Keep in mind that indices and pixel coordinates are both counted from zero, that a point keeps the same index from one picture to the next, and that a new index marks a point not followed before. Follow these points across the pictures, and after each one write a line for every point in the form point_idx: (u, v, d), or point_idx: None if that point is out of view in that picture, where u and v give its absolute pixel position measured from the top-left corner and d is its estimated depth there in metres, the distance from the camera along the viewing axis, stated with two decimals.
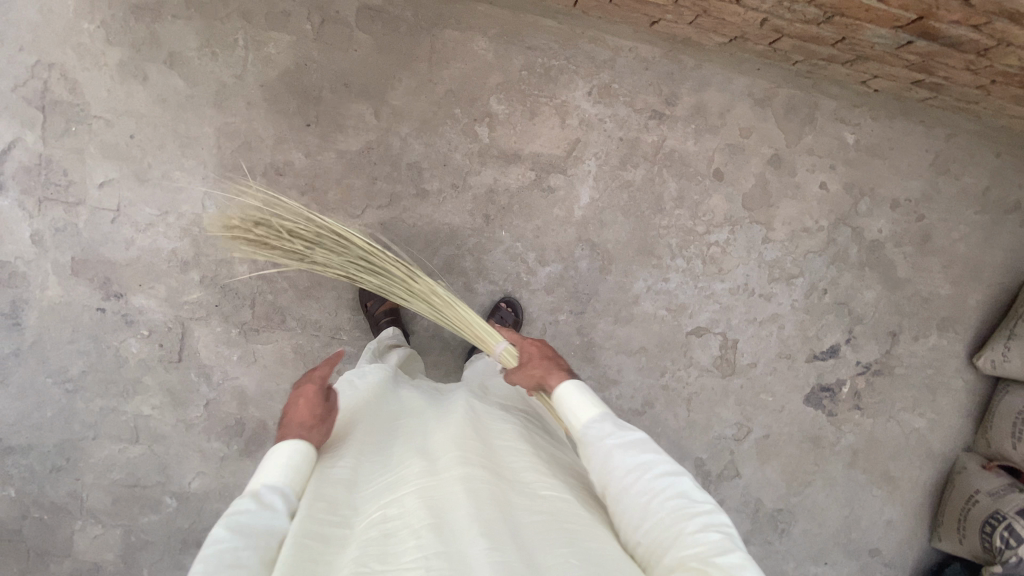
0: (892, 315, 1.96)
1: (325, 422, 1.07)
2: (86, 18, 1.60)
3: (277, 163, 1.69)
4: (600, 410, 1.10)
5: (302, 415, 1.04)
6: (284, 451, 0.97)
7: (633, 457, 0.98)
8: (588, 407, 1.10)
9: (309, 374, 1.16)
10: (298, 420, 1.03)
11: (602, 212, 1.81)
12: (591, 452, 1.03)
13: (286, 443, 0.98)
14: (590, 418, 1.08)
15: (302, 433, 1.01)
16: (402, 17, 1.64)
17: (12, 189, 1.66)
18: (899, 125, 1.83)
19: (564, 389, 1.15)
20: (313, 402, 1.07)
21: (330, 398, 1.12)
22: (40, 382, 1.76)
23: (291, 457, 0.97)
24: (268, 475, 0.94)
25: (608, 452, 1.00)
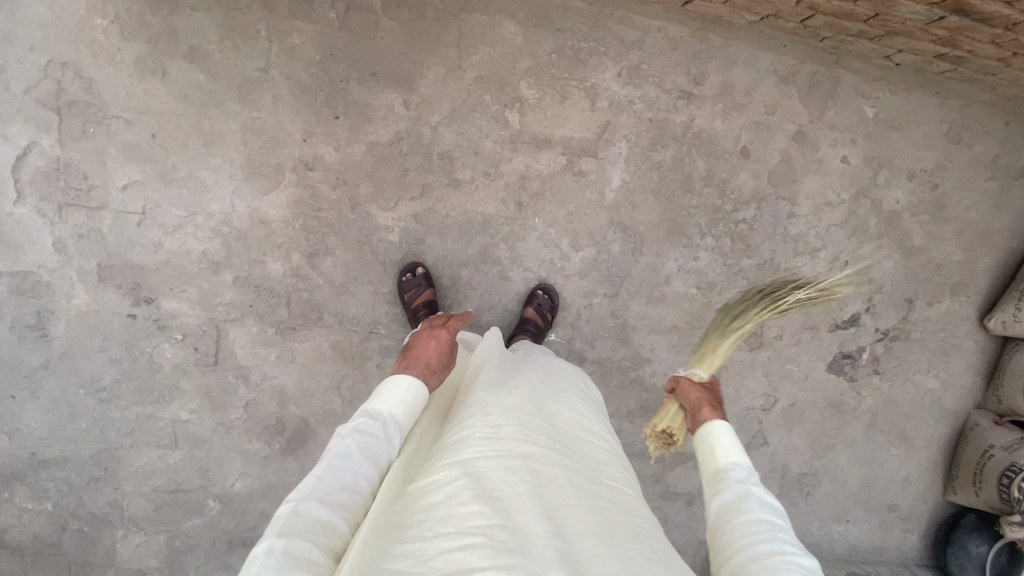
0: (909, 282, 2.04)
1: (443, 369, 1.17)
2: (99, 14, 1.53)
3: (307, 158, 1.66)
4: (744, 461, 1.07)
5: (429, 356, 1.15)
6: (409, 383, 1.06)
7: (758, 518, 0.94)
8: (734, 451, 1.09)
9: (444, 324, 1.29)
10: (425, 360, 1.13)
11: (633, 194, 1.82)
12: (725, 486, 1.02)
13: (411, 376, 1.07)
14: (736, 461, 1.07)
15: (426, 372, 1.12)
16: (429, 3, 1.61)
17: (30, 196, 1.60)
18: (916, 97, 1.87)
19: (715, 425, 1.12)
20: (441, 347, 1.19)
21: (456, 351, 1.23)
22: (72, 393, 1.72)
23: (410, 392, 1.05)
24: (390, 403, 1.02)
25: (734, 496, 0.99)
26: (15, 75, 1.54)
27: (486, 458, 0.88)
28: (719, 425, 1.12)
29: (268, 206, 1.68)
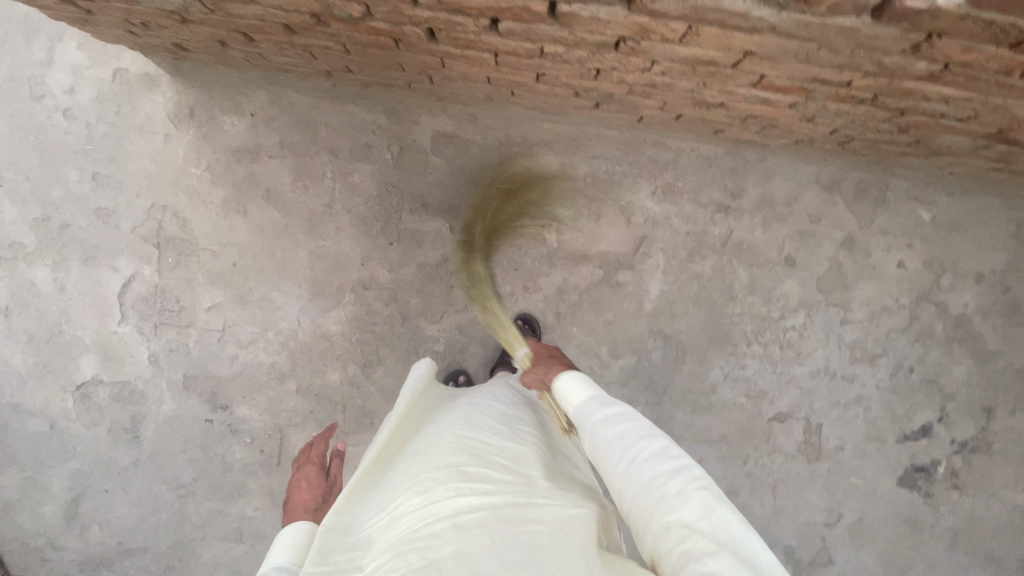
0: (987, 390, 1.87)
1: (326, 502, 1.08)
2: (194, 163, 1.79)
3: (364, 279, 1.82)
4: (592, 393, 1.06)
5: (305, 498, 1.05)
6: (289, 532, 0.94)
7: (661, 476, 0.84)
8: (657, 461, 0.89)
9: (308, 451, 1.18)
10: (303, 506, 1.03)
11: (673, 303, 1.83)
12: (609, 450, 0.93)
13: (292, 525, 0.97)
14: (584, 401, 1.04)
15: (309, 514, 1.01)
16: (473, 140, 1.75)
17: (132, 316, 1.84)
18: (978, 198, 1.77)
19: (561, 381, 1.11)
20: (313, 483, 1.10)
21: (331, 474, 1.14)
22: (156, 489, 1.91)
23: (296, 535, 0.93)
24: (279, 555, 0.89)
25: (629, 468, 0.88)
26: (125, 217, 1.81)
27: (417, 526, 0.84)
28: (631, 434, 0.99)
29: (329, 322, 1.84)
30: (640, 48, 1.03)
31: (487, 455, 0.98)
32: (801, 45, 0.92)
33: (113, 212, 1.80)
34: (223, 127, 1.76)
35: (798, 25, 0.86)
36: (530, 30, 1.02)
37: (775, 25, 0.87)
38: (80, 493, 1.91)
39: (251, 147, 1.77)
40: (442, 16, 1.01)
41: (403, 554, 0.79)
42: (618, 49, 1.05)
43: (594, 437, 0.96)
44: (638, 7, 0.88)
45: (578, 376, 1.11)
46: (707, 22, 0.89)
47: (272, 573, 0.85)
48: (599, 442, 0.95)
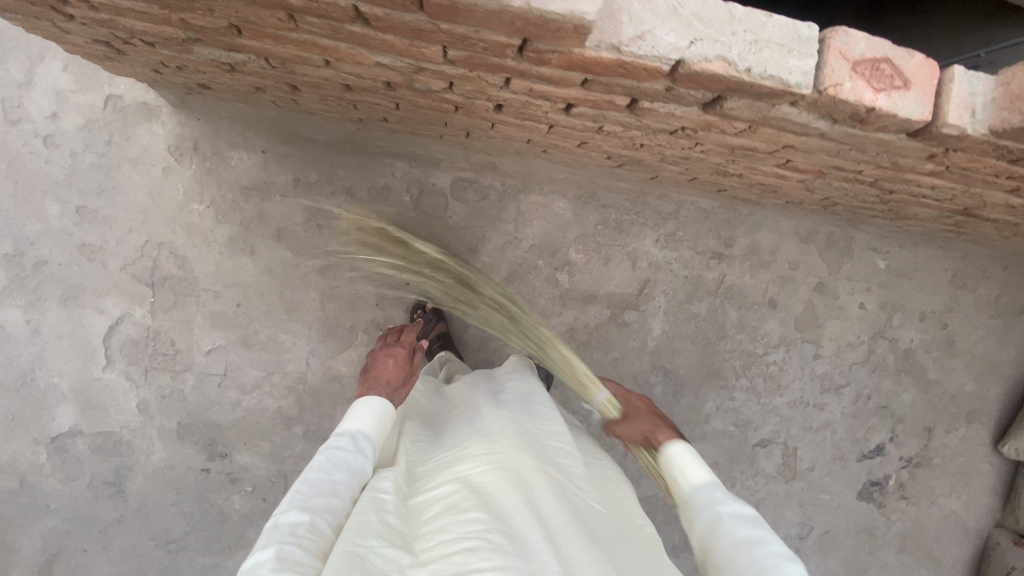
0: (926, 413, 2.17)
1: (405, 386, 1.20)
2: (196, 199, 1.69)
3: (378, 320, 1.81)
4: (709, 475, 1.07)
5: (390, 375, 1.17)
6: (374, 405, 1.08)
7: (740, 531, 0.93)
8: (698, 471, 1.08)
9: (399, 338, 1.31)
10: (386, 379, 1.16)
11: (673, 341, 1.97)
12: (700, 513, 1.00)
13: (374, 396, 1.10)
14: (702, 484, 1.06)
15: (389, 392, 1.14)
16: (491, 186, 1.82)
17: (118, 361, 1.70)
18: (922, 250, 2.07)
19: (677, 453, 1.12)
20: (400, 363, 1.21)
21: (414, 362, 1.26)
22: (143, 545, 1.77)
23: (378, 412, 1.07)
24: (363, 423, 1.04)
25: (721, 518, 0.97)
26: (114, 254, 1.67)
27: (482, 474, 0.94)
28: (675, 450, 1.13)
29: (341, 364, 1.80)
30: (695, 135, 1.14)
31: (540, 438, 1.09)
32: (838, 145, 1.07)
33: (100, 249, 1.67)
34: (230, 163, 1.69)
35: (845, 136, 1.00)
36: (601, 115, 1.10)
37: (825, 133, 1.00)
38: (52, 555, 1.74)
39: (261, 185, 1.70)
40: (521, 98, 1.06)
41: (472, 493, 0.90)
42: (674, 134, 1.15)
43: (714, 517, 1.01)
44: (713, 111, 0.98)
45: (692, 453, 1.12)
46: (769, 125, 1.01)
47: (358, 437, 1.00)
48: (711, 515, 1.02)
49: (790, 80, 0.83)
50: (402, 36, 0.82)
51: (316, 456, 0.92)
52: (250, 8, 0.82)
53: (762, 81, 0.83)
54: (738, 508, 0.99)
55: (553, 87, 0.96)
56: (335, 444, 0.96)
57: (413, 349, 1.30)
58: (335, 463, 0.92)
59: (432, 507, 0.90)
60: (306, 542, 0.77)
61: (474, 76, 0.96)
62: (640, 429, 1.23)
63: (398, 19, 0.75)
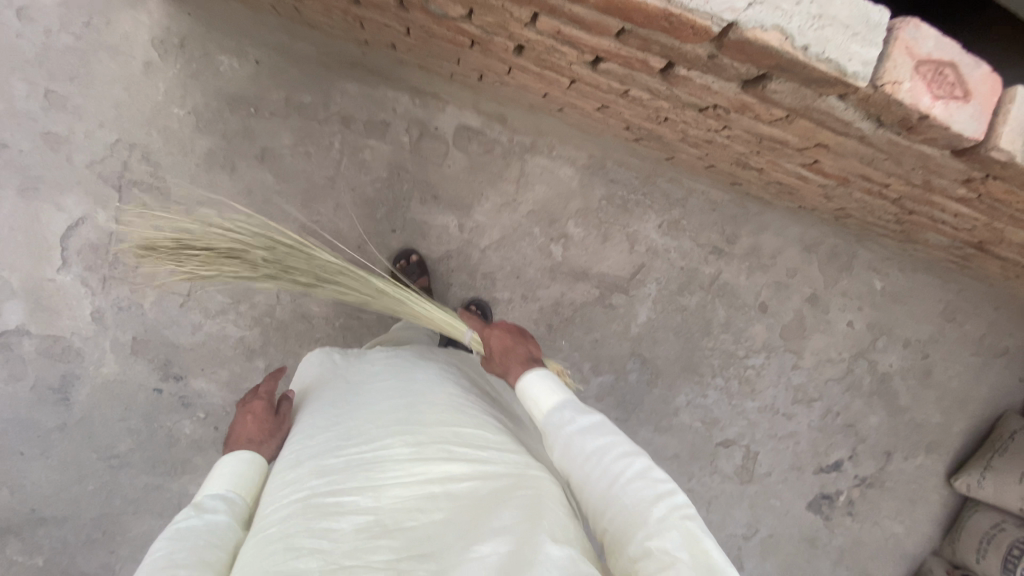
0: (889, 437, 2.20)
1: (275, 436, 1.11)
2: (176, 103, 1.55)
3: (358, 264, 1.72)
4: (562, 397, 1.00)
5: (250, 432, 1.09)
6: (229, 462, 1.02)
7: (594, 441, 0.91)
8: (552, 395, 1.00)
9: (256, 389, 1.20)
10: (245, 438, 1.08)
11: (656, 330, 1.93)
12: (553, 440, 0.95)
13: (232, 457, 1.04)
14: (556, 406, 0.98)
15: (252, 447, 1.07)
16: (498, 140, 1.70)
17: (75, 264, 1.60)
18: (921, 277, 2.04)
19: (527, 379, 1.03)
20: (260, 418, 1.12)
21: (281, 411, 1.16)
22: (84, 456, 1.72)
23: (237, 464, 1.03)
24: (216, 483, 0.99)
25: (570, 442, 0.92)
26: (80, 148, 1.55)
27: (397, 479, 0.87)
28: (534, 376, 1.03)
29: (313, 302, 1.71)
30: (727, 116, 1.05)
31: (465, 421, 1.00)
32: (875, 152, 1.00)
33: (66, 141, 1.54)
34: (218, 68, 1.54)
35: (888, 142, 0.93)
36: (629, 76, 1.00)
37: (867, 135, 0.93)
38: None
39: (250, 99, 1.57)
40: (546, 42, 0.95)
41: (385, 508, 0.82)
42: (704, 111, 1.06)
43: (566, 447, 0.92)
44: (753, 91, 0.89)
45: (547, 374, 1.03)
46: (808, 117, 0.93)
47: (209, 499, 0.95)
48: (576, 455, 0.91)
49: (848, 67, 0.75)
50: None
51: (162, 531, 0.84)
52: None
53: (818, 63, 0.75)
54: (585, 416, 0.95)
55: (584, 33, 0.86)
56: (184, 515, 0.89)
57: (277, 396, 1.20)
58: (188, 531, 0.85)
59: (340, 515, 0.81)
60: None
61: (498, 5, 0.85)
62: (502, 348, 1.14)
63: None
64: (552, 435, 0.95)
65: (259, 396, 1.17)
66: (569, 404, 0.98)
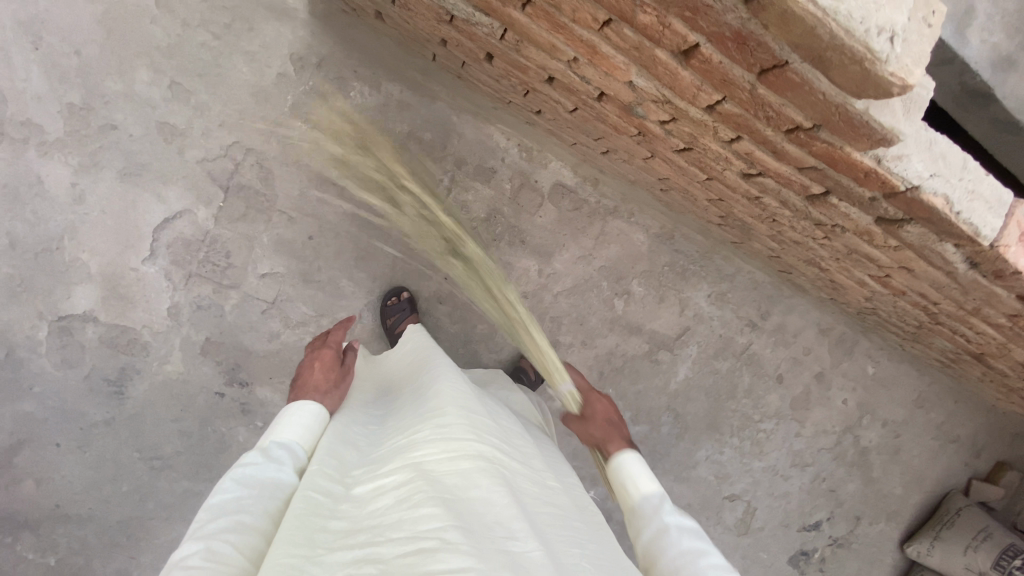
0: (860, 504, 2.47)
1: (337, 389, 1.07)
2: (302, 117, 1.59)
3: (441, 293, 1.80)
4: (656, 487, 1.09)
5: (316, 379, 1.05)
6: (296, 412, 0.96)
7: (687, 542, 0.96)
8: (648, 482, 1.09)
9: (325, 337, 1.18)
10: (314, 384, 1.03)
11: (691, 388, 2.12)
12: (647, 524, 1.02)
13: (306, 402, 0.98)
14: (650, 492, 1.07)
15: (318, 397, 1.01)
16: (587, 200, 1.86)
17: (163, 257, 1.57)
18: (903, 367, 2.37)
19: (624, 459, 1.12)
20: (327, 366, 1.09)
21: (345, 363, 1.14)
22: (124, 455, 1.63)
23: (306, 417, 0.95)
24: (286, 433, 0.92)
25: (660, 529, 0.99)
26: (195, 144, 1.54)
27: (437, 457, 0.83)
28: (631, 457, 1.13)
29: None
30: (838, 233, 1.27)
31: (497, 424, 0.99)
32: (950, 284, 1.25)
33: (183, 134, 1.53)
34: (349, 93, 1.60)
35: (972, 281, 1.17)
36: (776, 190, 1.19)
37: (956, 273, 1.16)
38: (16, 443, 1.56)
39: (374, 126, 1.64)
40: (723, 154, 1.13)
41: (425, 478, 0.78)
42: (820, 225, 1.28)
43: (655, 532, 0.99)
44: (884, 226, 1.11)
45: (641, 462, 1.13)
46: (916, 251, 1.16)
47: (277, 446, 0.88)
48: (662, 539, 0.97)
49: (982, 231, 0.97)
50: (701, 78, 0.85)
51: (228, 475, 0.79)
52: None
53: (962, 225, 0.96)
54: (682, 519, 1.02)
55: (773, 159, 1.04)
56: (246, 459, 0.83)
57: (343, 349, 1.18)
58: (252, 483, 0.80)
59: (382, 495, 0.78)
60: (220, 565, 0.67)
61: (710, 125, 1.01)
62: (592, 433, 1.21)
63: (724, 68, 0.79)
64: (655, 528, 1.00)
65: (327, 345, 1.15)
66: (661, 495, 1.07)
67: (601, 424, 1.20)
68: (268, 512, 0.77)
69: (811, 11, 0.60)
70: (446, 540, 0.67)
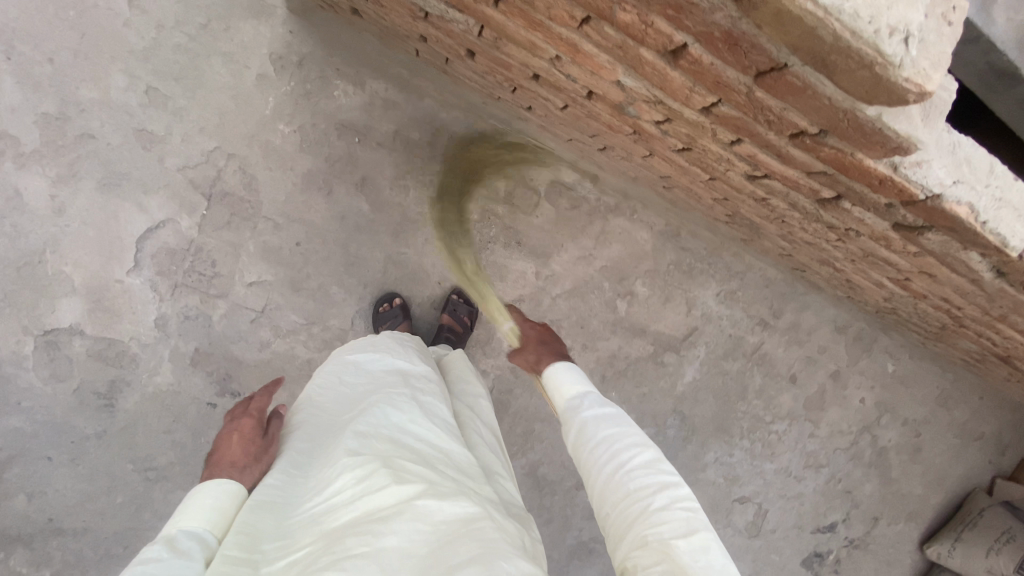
0: (878, 505, 2.38)
1: (264, 456, 0.93)
2: (283, 119, 1.53)
3: (435, 298, 1.74)
4: (587, 388, 1.08)
5: (234, 455, 0.90)
6: (208, 494, 0.83)
7: (606, 430, 0.97)
8: (574, 387, 1.08)
9: (247, 402, 1.02)
10: (230, 462, 0.89)
11: (699, 390, 2.04)
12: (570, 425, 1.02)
13: (217, 486, 0.84)
14: (577, 394, 1.06)
15: (235, 474, 0.87)
16: (586, 197, 1.77)
17: (147, 268, 1.53)
18: (925, 363, 2.25)
19: (553, 369, 1.12)
20: (248, 438, 0.94)
21: (272, 430, 0.99)
22: (119, 467, 1.62)
23: (216, 497, 0.83)
24: (192, 519, 0.79)
25: (586, 425, 0.99)
26: (175, 150, 1.49)
27: (355, 518, 0.74)
28: (563, 365, 1.12)
29: None
30: (852, 236, 1.17)
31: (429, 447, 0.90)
32: (976, 291, 1.14)
33: (161, 141, 1.48)
34: (332, 93, 1.54)
35: (1000, 289, 1.06)
36: (784, 193, 1.09)
37: (982, 281, 1.06)
38: (10, 457, 1.55)
39: (359, 127, 1.57)
40: (725, 156, 1.03)
41: (338, 552, 0.69)
42: (832, 228, 1.18)
43: (580, 432, 0.99)
44: (903, 233, 1.01)
45: (572, 369, 1.12)
46: (937, 258, 1.06)
47: (184, 537, 0.76)
48: (586, 439, 0.97)
49: (1011, 241, 0.87)
50: (693, 80, 0.76)
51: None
52: None
53: (989, 235, 0.86)
54: (603, 408, 1.02)
55: (778, 163, 0.94)
56: (146, 558, 0.71)
57: (270, 412, 1.02)
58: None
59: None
60: None
61: (707, 127, 0.92)
62: (527, 360, 1.21)
63: (717, 70, 0.70)
64: (579, 421, 1.00)
65: (249, 413, 0.99)
66: (590, 394, 1.06)
67: (535, 346, 1.22)
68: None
69: (810, 10, 0.51)
70: None
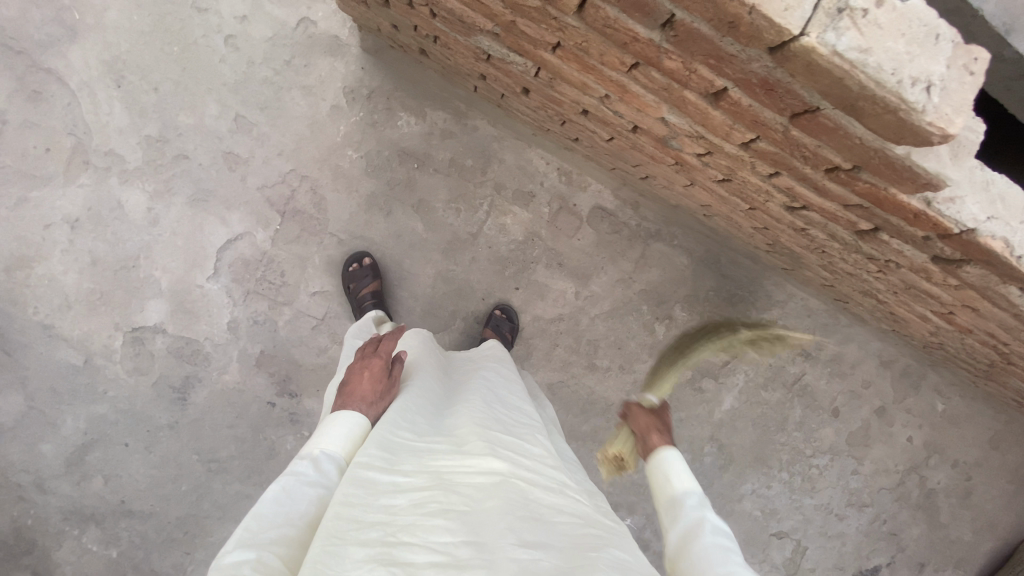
0: (926, 551, 2.26)
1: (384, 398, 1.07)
2: (352, 146, 1.68)
3: (479, 314, 1.83)
4: (693, 487, 1.07)
5: (364, 390, 1.04)
6: (344, 423, 0.95)
7: (707, 533, 0.92)
8: (685, 481, 1.08)
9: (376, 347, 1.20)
10: (361, 395, 1.03)
11: (737, 418, 2.04)
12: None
13: (350, 412, 0.97)
14: (687, 490, 1.06)
15: (364, 407, 1.00)
16: (628, 223, 1.84)
17: (224, 275, 1.70)
18: (977, 404, 2.17)
19: (665, 457, 1.13)
20: (375, 377, 1.09)
21: (392, 374, 1.14)
22: (185, 457, 1.77)
23: (351, 428, 0.95)
24: (332, 442, 0.92)
25: (691, 523, 0.95)
26: (255, 171, 1.66)
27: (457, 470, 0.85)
28: (672, 455, 1.13)
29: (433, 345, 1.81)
30: (892, 268, 1.19)
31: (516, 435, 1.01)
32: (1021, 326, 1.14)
33: (245, 163, 1.66)
34: (396, 123, 1.69)
35: None
36: (823, 223, 1.14)
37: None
38: (92, 440, 1.72)
39: (418, 154, 1.71)
40: (764, 188, 1.09)
41: (442, 487, 0.79)
42: (872, 259, 1.21)
43: (690, 528, 0.95)
44: (942, 265, 1.03)
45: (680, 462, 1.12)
46: (978, 291, 1.07)
47: (325, 459, 0.88)
48: (692, 536, 0.92)
49: None
50: (733, 118, 0.84)
51: (274, 483, 0.80)
52: (601, 44, 0.82)
53: None
54: (709, 511, 0.99)
55: (816, 195, 1.00)
56: (295, 469, 0.85)
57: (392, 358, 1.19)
58: (295, 493, 0.80)
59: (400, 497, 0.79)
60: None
61: (747, 160, 0.99)
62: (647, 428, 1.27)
63: (755, 110, 0.77)
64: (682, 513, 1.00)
65: (377, 355, 1.17)
66: (696, 494, 1.04)
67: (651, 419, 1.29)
68: (308, 522, 0.78)
69: (837, 64, 0.58)
70: (457, 556, 0.68)
